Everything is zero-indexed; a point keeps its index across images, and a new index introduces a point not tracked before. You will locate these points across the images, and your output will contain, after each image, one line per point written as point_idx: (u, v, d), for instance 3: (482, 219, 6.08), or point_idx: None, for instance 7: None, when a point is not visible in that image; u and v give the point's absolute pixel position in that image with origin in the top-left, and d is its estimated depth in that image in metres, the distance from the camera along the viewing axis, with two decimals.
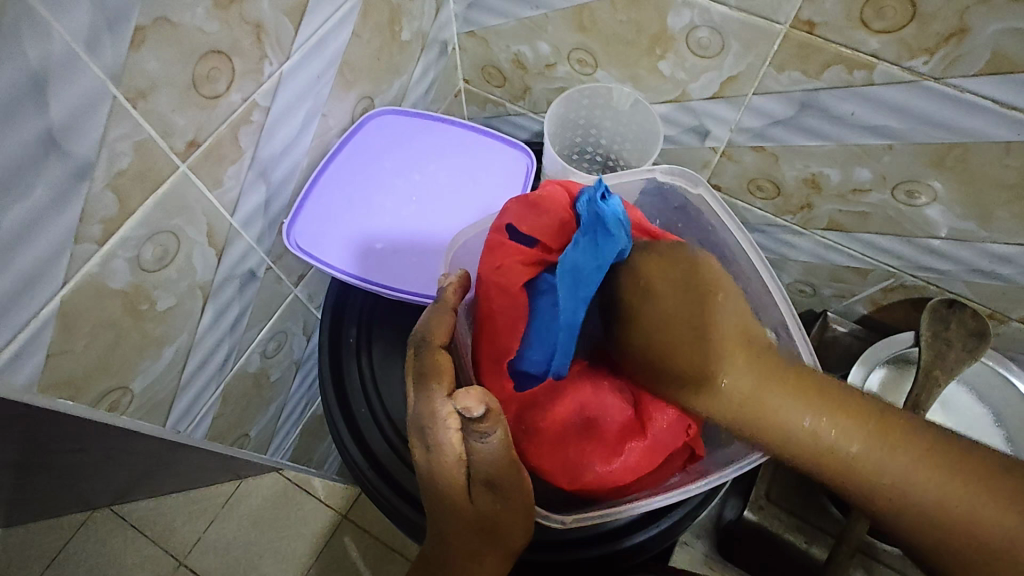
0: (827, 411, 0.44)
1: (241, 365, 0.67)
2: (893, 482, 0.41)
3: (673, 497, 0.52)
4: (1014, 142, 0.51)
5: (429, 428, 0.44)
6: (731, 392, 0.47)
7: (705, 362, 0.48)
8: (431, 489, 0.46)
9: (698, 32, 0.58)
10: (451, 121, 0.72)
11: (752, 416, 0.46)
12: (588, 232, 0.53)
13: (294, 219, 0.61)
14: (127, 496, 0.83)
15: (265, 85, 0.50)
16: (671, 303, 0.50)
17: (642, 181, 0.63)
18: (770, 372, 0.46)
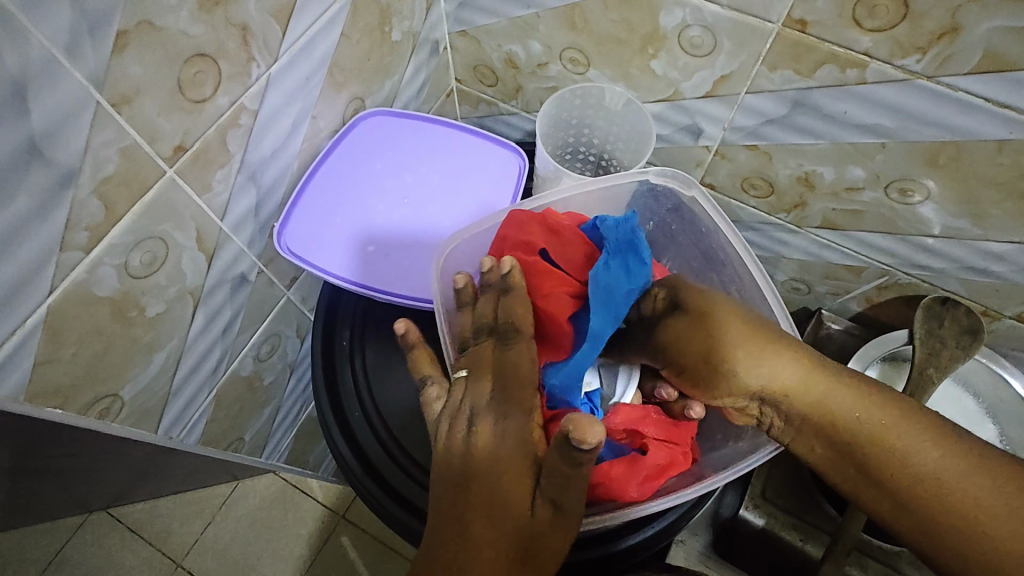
0: (859, 405, 0.47)
1: (233, 370, 0.66)
2: (937, 482, 0.44)
3: (669, 501, 0.52)
4: (1006, 140, 0.51)
5: (509, 421, 0.51)
6: (778, 382, 0.48)
7: (763, 360, 0.49)
8: (485, 484, 0.49)
9: (691, 30, 0.57)
10: (442, 121, 0.71)
11: (795, 403, 0.48)
12: (618, 255, 0.57)
13: (286, 223, 0.60)
14: (124, 498, 0.83)
15: (253, 88, 0.49)
16: (731, 313, 0.51)
17: (635, 184, 0.62)
18: (809, 368, 0.49)
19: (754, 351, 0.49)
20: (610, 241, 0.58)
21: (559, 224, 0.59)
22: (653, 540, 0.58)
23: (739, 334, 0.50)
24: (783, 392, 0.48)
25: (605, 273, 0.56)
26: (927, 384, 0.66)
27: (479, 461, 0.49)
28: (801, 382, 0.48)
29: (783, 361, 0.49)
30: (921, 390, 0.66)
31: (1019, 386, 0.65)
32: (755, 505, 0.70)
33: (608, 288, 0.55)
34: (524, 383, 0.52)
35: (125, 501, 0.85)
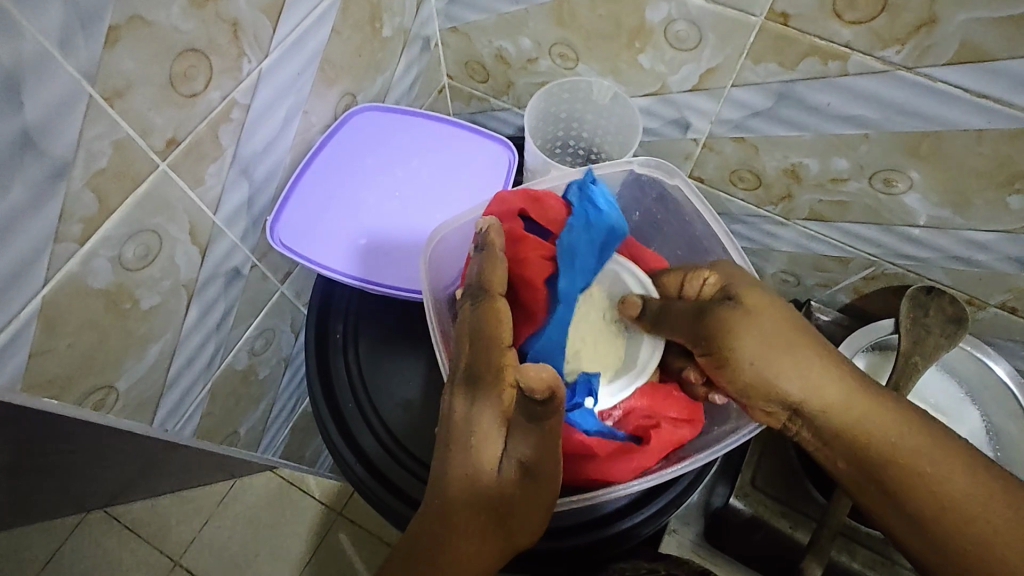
0: (899, 429, 0.48)
1: (228, 363, 0.67)
2: (957, 516, 0.46)
3: (651, 481, 0.54)
4: (985, 130, 0.52)
5: (484, 385, 0.50)
6: (825, 392, 0.49)
7: (805, 375, 0.49)
8: (459, 446, 0.49)
9: (676, 24, 0.58)
10: (432, 116, 0.72)
11: (837, 415, 0.49)
12: (579, 214, 0.60)
13: (278, 216, 0.61)
14: (122, 496, 0.84)
15: (245, 82, 0.50)
16: (778, 317, 0.51)
17: (621, 173, 0.63)
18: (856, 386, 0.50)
19: (796, 364, 0.50)
20: (575, 201, 0.61)
21: (541, 193, 0.61)
22: (643, 527, 0.59)
23: (786, 342, 0.50)
24: (822, 406, 0.49)
25: (572, 231, 0.59)
26: (911, 372, 0.66)
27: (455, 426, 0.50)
28: (847, 398, 0.49)
29: (824, 377, 0.50)
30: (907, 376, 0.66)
31: (1002, 371, 0.66)
32: (744, 494, 0.70)
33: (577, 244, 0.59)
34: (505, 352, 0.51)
35: (124, 499, 0.86)
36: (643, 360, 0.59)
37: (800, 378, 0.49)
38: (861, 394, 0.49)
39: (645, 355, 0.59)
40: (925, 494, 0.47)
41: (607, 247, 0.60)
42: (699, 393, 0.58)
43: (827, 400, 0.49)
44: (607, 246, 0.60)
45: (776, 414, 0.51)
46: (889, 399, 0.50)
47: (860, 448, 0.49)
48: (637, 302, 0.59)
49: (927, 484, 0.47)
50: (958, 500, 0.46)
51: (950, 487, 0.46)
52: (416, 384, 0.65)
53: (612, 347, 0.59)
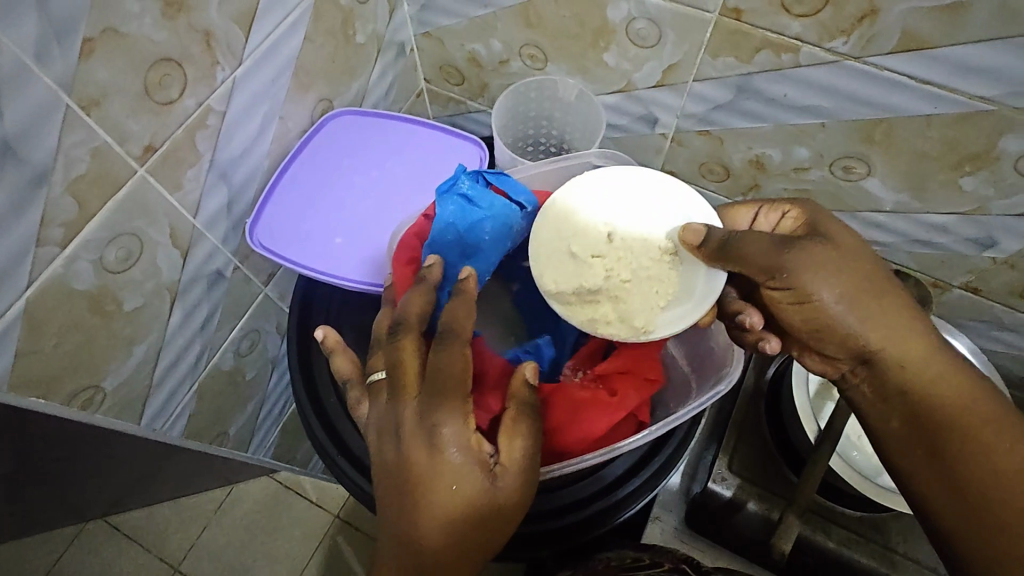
0: (968, 398, 0.45)
1: (214, 364, 0.69)
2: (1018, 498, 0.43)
3: (600, 457, 0.53)
4: (932, 115, 0.54)
5: (423, 428, 0.44)
6: (904, 344, 0.46)
7: (890, 324, 0.46)
8: (412, 481, 0.44)
9: (636, 23, 0.60)
10: (406, 118, 0.74)
11: (909, 370, 0.46)
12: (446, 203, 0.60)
13: (258, 219, 0.63)
14: (117, 504, 0.85)
15: (220, 89, 0.52)
16: (866, 259, 0.47)
17: (582, 167, 0.65)
18: (933, 345, 0.46)
19: (880, 310, 0.46)
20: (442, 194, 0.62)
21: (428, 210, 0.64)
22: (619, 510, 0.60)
23: (874, 285, 0.46)
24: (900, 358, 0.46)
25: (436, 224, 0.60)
26: None
27: (416, 470, 0.44)
28: (924, 356, 0.46)
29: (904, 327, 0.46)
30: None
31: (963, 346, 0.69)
32: (722, 478, 0.73)
33: (439, 245, 0.59)
34: (424, 376, 0.46)
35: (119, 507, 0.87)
36: (703, 291, 0.51)
37: (884, 325, 0.46)
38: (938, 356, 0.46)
39: (706, 281, 0.51)
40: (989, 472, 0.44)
41: (479, 227, 0.60)
42: (750, 340, 0.52)
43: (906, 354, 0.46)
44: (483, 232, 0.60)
45: (841, 361, 0.48)
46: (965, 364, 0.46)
47: (921, 414, 0.46)
48: (700, 230, 0.49)
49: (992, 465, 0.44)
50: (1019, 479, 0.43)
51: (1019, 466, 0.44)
52: None
53: (665, 278, 0.52)
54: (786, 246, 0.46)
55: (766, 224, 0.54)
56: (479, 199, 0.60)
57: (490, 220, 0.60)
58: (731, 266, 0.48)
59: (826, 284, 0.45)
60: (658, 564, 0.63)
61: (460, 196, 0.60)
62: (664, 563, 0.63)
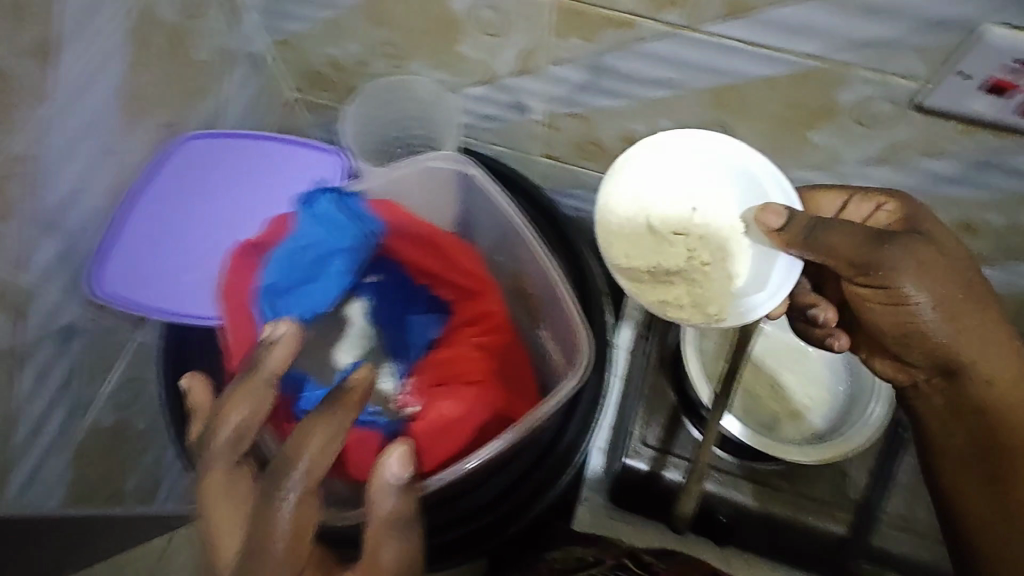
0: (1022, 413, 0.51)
1: (89, 423, 0.64)
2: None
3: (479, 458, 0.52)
4: (772, 76, 0.55)
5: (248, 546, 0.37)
6: (985, 368, 0.51)
7: (989, 348, 0.50)
8: None
9: (480, 12, 0.59)
10: (257, 134, 0.68)
11: (989, 391, 0.52)
12: (324, 219, 0.61)
13: (101, 267, 0.59)
14: None
15: (25, 133, 0.48)
16: (944, 272, 0.48)
17: (419, 170, 0.63)
18: (1017, 361, 0.51)
19: (961, 325, 0.49)
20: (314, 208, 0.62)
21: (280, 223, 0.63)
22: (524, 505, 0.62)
23: (950, 297, 0.48)
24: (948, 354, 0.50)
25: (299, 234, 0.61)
26: None
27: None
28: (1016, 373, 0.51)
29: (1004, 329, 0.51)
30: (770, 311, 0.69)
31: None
32: (636, 452, 0.76)
33: (290, 255, 0.62)
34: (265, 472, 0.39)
35: None
36: (778, 280, 0.50)
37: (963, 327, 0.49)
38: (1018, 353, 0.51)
39: (782, 266, 0.50)
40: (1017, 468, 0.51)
41: (330, 259, 0.62)
42: (816, 335, 0.58)
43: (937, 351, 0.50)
44: (330, 261, 0.62)
45: (918, 370, 0.54)
46: None
47: (989, 408, 0.52)
48: (777, 211, 0.48)
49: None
50: None
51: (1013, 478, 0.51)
52: None
53: (727, 261, 0.52)
54: (883, 243, 0.47)
55: (861, 211, 0.54)
56: (341, 221, 0.62)
57: (342, 257, 0.63)
58: (811, 253, 0.47)
59: (933, 299, 0.48)
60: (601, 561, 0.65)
61: (314, 222, 0.61)
62: (607, 560, 0.65)
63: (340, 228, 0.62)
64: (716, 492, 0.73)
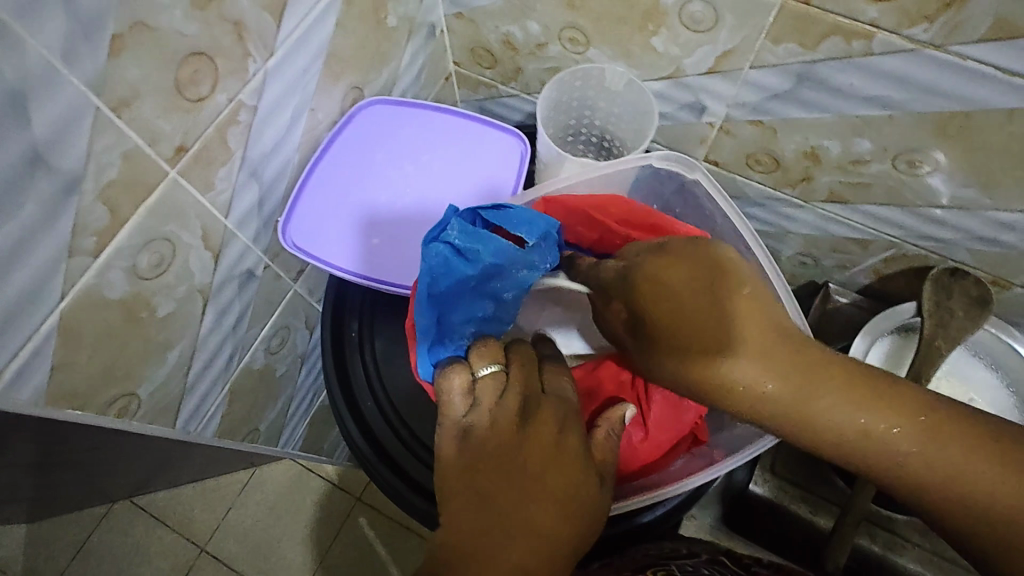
0: (790, 382, 0.40)
1: (245, 363, 0.68)
2: (854, 443, 0.38)
3: (643, 500, 0.55)
4: (1017, 109, 0.50)
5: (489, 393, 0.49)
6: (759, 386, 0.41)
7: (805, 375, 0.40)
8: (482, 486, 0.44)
9: (691, 6, 0.55)
10: (441, 109, 0.71)
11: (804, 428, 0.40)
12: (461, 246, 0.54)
13: (290, 217, 0.61)
14: (149, 484, 0.97)
15: (251, 83, 0.49)
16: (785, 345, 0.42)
17: (638, 168, 0.63)
18: (810, 375, 0.40)
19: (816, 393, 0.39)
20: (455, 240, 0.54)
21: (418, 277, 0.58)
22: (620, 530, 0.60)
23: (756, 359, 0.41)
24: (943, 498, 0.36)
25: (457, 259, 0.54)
26: (934, 355, 0.68)
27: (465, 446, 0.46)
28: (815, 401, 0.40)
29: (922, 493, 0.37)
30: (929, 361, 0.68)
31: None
32: (764, 480, 0.75)
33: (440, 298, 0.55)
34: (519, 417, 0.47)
35: (150, 487, 0.98)
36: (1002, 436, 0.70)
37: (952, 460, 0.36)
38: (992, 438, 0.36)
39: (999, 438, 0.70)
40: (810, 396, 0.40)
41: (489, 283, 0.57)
42: None
43: (918, 476, 0.37)
44: (493, 293, 0.58)
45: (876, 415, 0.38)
46: (829, 380, 0.39)
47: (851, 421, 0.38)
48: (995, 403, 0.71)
49: (818, 409, 0.39)
50: (777, 407, 0.41)
51: (868, 433, 0.38)
52: (420, 373, 0.66)
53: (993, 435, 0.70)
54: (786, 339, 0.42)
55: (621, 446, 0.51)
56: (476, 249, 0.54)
57: (501, 284, 0.57)
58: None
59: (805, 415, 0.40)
60: (695, 555, 0.58)
61: (428, 279, 0.54)
62: (701, 554, 0.58)
63: (541, 253, 0.59)
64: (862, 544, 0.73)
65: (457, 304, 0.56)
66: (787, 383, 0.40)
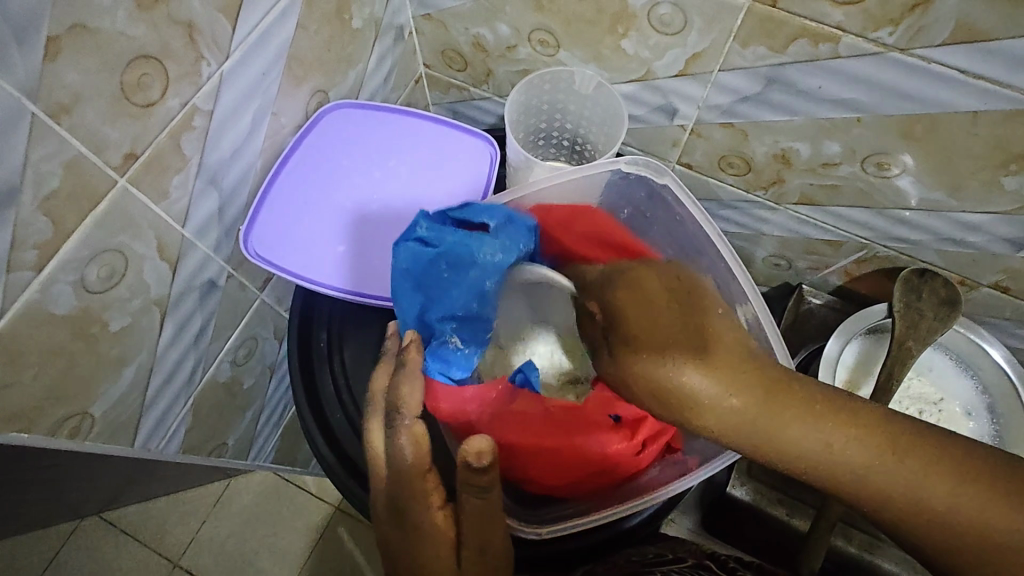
0: (748, 397, 0.41)
1: (210, 376, 0.66)
2: (826, 463, 0.39)
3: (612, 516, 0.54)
4: (981, 111, 0.50)
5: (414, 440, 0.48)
6: (717, 401, 0.41)
7: (744, 384, 0.41)
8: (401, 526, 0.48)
9: (660, 8, 0.55)
10: (409, 112, 0.69)
11: (765, 444, 0.40)
12: (426, 235, 0.58)
13: (252, 226, 0.59)
14: (116, 500, 0.94)
15: (206, 87, 0.47)
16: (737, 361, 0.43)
17: (607, 172, 0.62)
18: (769, 393, 0.41)
19: (780, 414, 0.40)
20: (423, 232, 0.58)
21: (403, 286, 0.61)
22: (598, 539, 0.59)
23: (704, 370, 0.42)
24: (902, 513, 0.37)
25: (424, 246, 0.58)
26: (905, 357, 0.68)
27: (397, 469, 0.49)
28: (770, 416, 0.40)
29: (881, 504, 0.38)
30: (901, 364, 0.68)
31: (997, 355, 0.69)
32: (741, 483, 0.76)
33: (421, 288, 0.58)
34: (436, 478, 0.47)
35: (118, 503, 0.95)
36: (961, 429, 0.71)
37: (921, 484, 0.37)
38: (953, 453, 0.37)
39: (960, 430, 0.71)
40: (770, 417, 0.40)
41: (466, 270, 0.58)
42: None
43: (884, 490, 0.37)
44: (475, 283, 0.58)
45: (843, 446, 0.38)
46: (789, 399, 0.41)
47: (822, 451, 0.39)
48: (962, 395, 0.73)
49: (780, 426, 0.40)
50: (731, 420, 0.41)
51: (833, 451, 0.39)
52: None
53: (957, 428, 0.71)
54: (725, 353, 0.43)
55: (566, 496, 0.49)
56: (443, 241, 0.58)
57: (482, 273, 0.58)
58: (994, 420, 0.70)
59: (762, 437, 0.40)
60: (682, 561, 0.57)
61: (407, 278, 0.58)
62: (688, 559, 0.57)
63: (510, 235, 0.59)
64: (840, 547, 0.73)
65: (438, 291, 0.58)
66: (742, 400, 0.41)
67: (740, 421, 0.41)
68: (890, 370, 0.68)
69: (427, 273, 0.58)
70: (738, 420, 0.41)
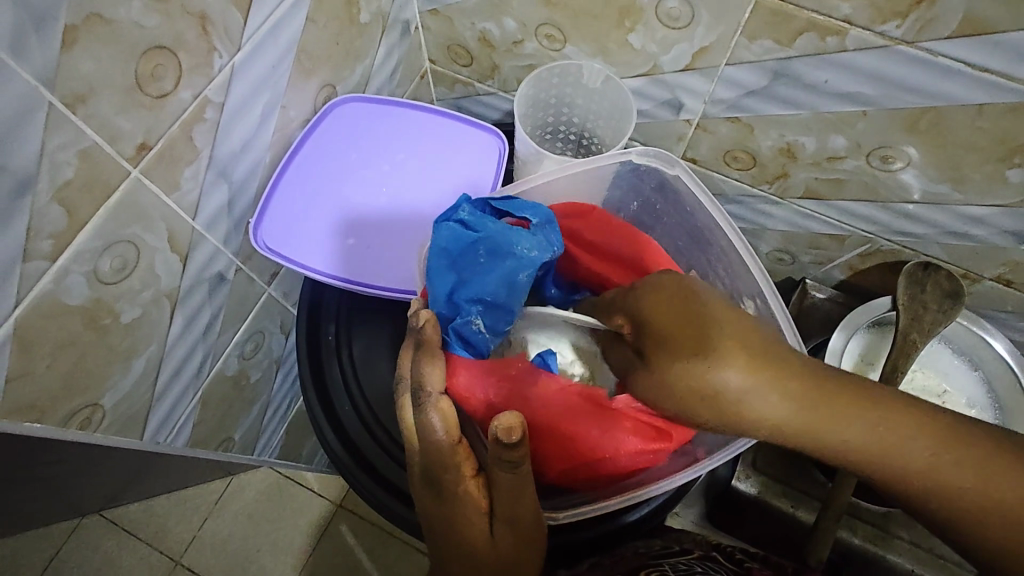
0: (796, 399, 0.38)
1: (218, 369, 0.66)
2: (876, 458, 0.38)
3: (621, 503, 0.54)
4: (986, 104, 0.51)
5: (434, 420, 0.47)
6: (762, 403, 0.38)
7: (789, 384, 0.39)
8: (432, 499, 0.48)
9: (668, 2, 0.55)
10: (417, 107, 0.70)
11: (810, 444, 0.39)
12: (469, 218, 0.58)
13: (261, 218, 0.59)
14: (120, 497, 0.93)
15: (218, 79, 0.47)
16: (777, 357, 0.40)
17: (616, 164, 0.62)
18: (814, 391, 0.39)
19: (829, 413, 0.38)
20: (467, 215, 0.58)
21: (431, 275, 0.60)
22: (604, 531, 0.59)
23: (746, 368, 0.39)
24: (942, 500, 0.37)
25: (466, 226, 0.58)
26: (909, 348, 0.69)
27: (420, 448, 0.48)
28: (816, 417, 0.38)
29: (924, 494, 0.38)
30: (906, 355, 0.69)
31: (1000, 348, 0.69)
32: (747, 476, 0.76)
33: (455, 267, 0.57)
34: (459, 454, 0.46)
35: (122, 500, 0.95)
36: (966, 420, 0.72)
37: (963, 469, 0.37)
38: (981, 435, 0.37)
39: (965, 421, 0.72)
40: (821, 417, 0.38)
41: (501, 259, 0.57)
42: None
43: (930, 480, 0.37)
44: (508, 274, 0.57)
45: (890, 439, 0.38)
46: (837, 397, 0.39)
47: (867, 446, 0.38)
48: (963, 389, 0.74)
49: (828, 425, 0.38)
50: (779, 424, 0.38)
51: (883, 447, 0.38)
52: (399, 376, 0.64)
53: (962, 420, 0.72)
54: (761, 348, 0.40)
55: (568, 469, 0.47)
56: (485, 227, 0.58)
57: (516, 264, 0.57)
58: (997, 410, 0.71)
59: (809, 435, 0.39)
60: (687, 552, 0.57)
61: (444, 256, 0.57)
62: (694, 551, 0.58)
63: (547, 236, 0.60)
64: (844, 538, 0.73)
65: (472, 274, 0.57)
66: (789, 400, 0.38)
67: (792, 422, 0.38)
68: (895, 362, 0.69)
69: (463, 254, 0.58)
70: (786, 423, 0.38)
